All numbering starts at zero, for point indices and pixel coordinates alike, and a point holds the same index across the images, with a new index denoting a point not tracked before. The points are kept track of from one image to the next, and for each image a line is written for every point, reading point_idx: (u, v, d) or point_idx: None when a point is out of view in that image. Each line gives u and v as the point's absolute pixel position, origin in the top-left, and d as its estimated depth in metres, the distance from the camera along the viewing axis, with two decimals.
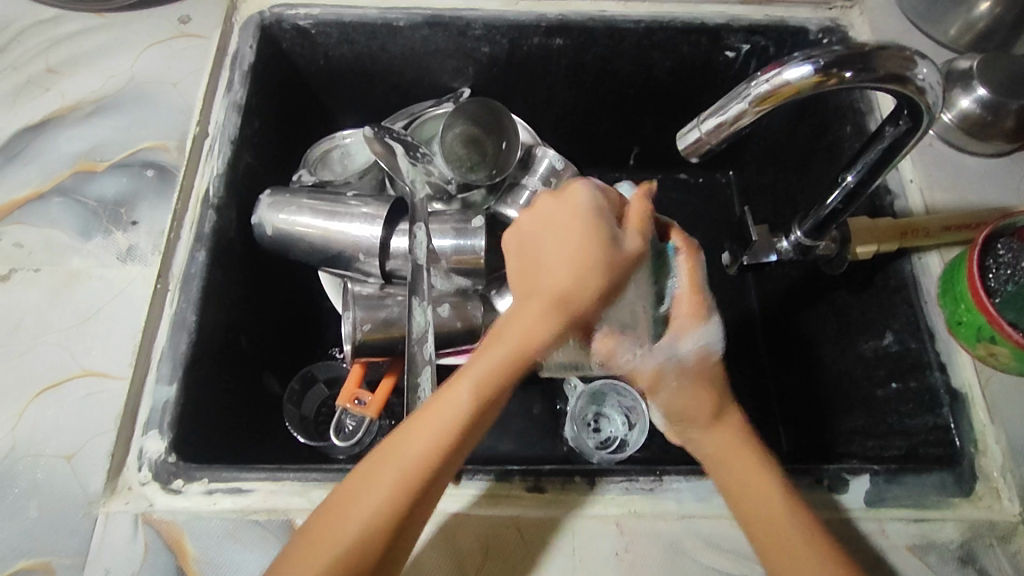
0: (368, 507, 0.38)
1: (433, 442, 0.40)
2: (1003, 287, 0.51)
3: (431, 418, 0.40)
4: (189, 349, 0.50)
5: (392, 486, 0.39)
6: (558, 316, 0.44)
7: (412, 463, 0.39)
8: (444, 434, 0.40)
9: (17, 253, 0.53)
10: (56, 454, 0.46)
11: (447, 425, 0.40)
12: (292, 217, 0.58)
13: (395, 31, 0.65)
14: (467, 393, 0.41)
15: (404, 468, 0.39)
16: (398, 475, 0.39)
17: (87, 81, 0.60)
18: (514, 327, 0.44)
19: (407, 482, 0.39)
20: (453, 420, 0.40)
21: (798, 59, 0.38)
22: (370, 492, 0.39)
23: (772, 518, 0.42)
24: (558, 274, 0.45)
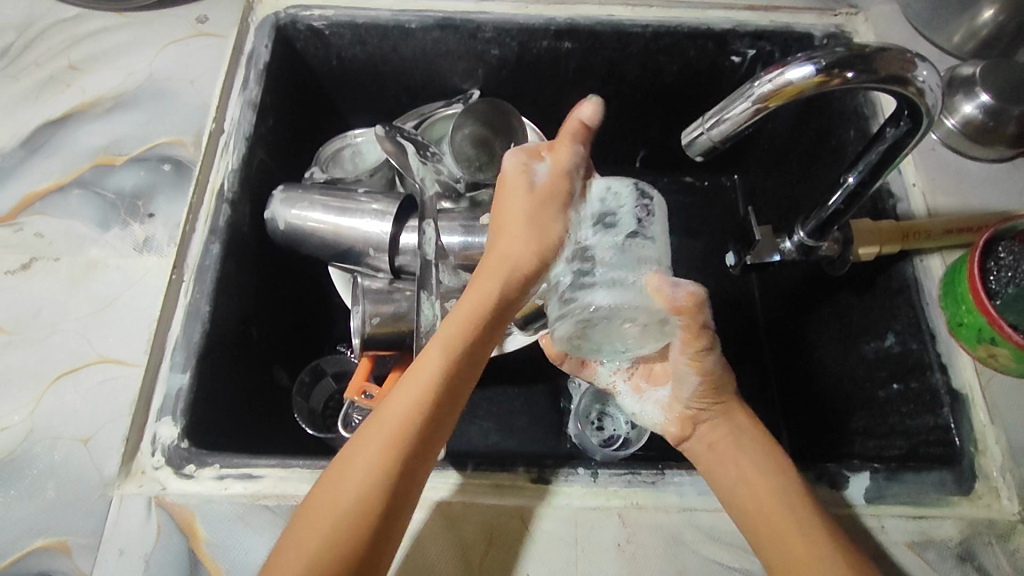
0: (361, 462, 0.40)
1: (418, 391, 0.42)
2: (1004, 289, 0.51)
3: (413, 376, 0.43)
4: (203, 339, 0.51)
5: (384, 438, 0.41)
6: (509, 272, 0.47)
7: (394, 420, 0.41)
8: (425, 390, 0.42)
9: (37, 243, 0.54)
10: (73, 437, 0.47)
11: (430, 374, 0.43)
12: (304, 213, 0.59)
13: (406, 33, 0.66)
14: (439, 352, 0.44)
15: (391, 424, 0.41)
16: (393, 426, 0.41)
17: (107, 78, 0.62)
18: (470, 294, 0.47)
19: (392, 437, 0.41)
20: (426, 387, 0.42)
21: (800, 59, 0.39)
22: (358, 452, 0.41)
23: (772, 515, 0.44)
24: (514, 245, 0.48)
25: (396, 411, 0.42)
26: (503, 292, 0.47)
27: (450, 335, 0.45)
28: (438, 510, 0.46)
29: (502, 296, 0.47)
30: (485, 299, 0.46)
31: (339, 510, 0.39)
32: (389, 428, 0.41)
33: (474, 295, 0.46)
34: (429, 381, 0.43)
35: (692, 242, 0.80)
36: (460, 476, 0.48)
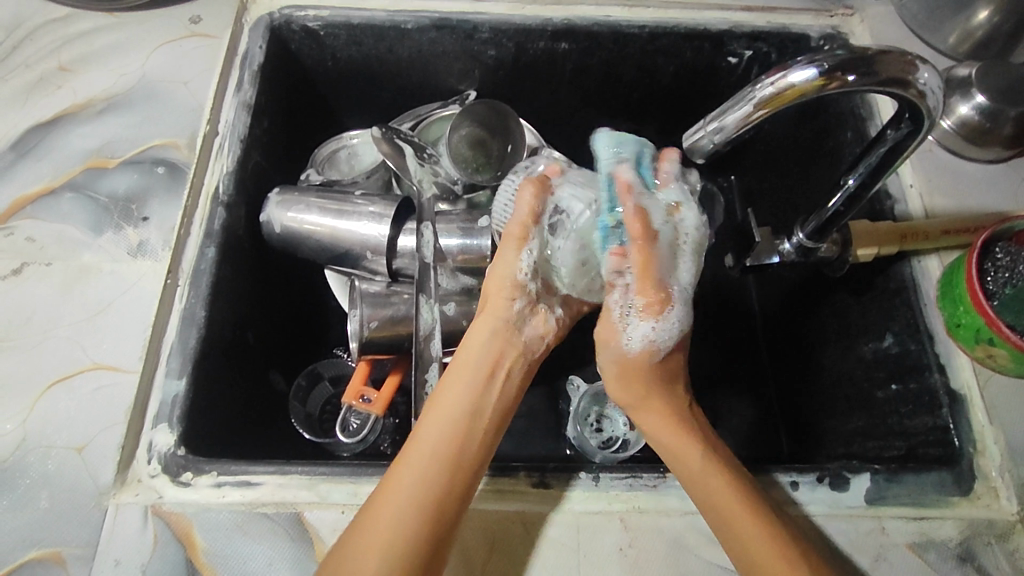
0: (380, 539, 0.41)
1: (425, 465, 0.44)
2: (1001, 290, 0.51)
3: (414, 456, 0.45)
4: (199, 344, 0.51)
5: (384, 518, 0.42)
6: (498, 344, 0.50)
7: (410, 500, 0.43)
8: (436, 469, 0.44)
9: (28, 248, 0.53)
10: (66, 445, 0.46)
11: (431, 451, 0.45)
12: (300, 216, 0.59)
13: (403, 33, 0.65)
14: (432, 430, 0.46)
15: (406, 501, 0.43)
16: (402, 509, 0.42)
17: (98, 79, 0.61)
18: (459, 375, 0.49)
19: (413, 514, 0.42)
20: (428, 457, 0.45)
21: (802, 62, 0.39)
22: (379, 520, 0.42)
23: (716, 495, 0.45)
24: (497, 294, 0.50)
25: (405, 489, 0.43)
26: (500, 352, 0.50)
27: (439, 419, 0.47)
28: None
29: (502, 354, 0.50)
30: (472, 375, 0.49)
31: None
32: (402, 507, 0.42)
33: (453, 374, 0.49)
34: (439, 460, 0.45)
35: None
36: None
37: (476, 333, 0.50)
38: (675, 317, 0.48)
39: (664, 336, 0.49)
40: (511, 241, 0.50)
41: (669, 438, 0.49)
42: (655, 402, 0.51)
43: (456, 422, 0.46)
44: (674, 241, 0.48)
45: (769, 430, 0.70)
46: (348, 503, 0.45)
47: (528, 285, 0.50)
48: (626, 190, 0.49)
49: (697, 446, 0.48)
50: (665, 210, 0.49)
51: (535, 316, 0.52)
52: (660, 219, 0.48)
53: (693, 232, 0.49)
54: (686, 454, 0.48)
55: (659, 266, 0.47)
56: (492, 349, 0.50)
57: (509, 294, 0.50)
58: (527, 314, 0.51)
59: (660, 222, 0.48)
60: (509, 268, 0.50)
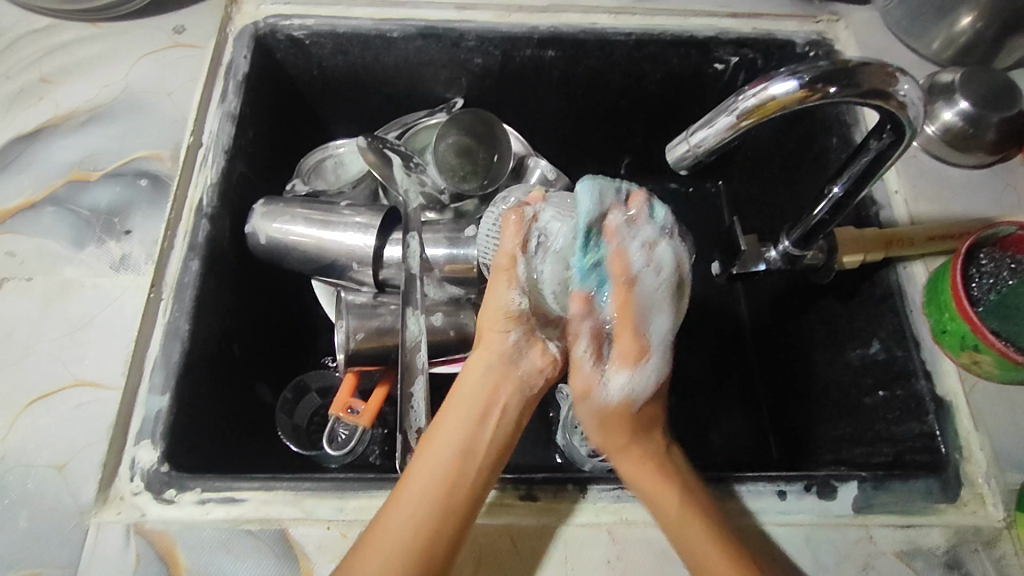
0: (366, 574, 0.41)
1: (413, 506, 0.43)
2: (985, 296, 0.52)
3: (404, 499, 0.44)
4: (183, 358, 0.50)
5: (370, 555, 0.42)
6: (491, 384, 0.48)
7: (404, 539, 0.42)
8: (429, 508, 0.43)
9: (9, 262, 0.53)
10: (48, 463, 0.46)
11: (409, 516, 0.43)
12: (286, 227, 0.58)
13: (389, 42, 0.65)
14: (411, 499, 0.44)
15: (396, 538, 0.42)
16: (392, 545, 0.42)
17: (81, 90, 0.61)
18: (446, 431, 0.47)
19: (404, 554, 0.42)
20: (407, 526, 0.43)
21: (783, 74, 0.39)
22: None
23: (712, 569, 0.43)
24: (492, 331, 0.49)
25: (395, 529, 0.43)
26: (496, 387, 0.48)
27: (434, 457, 0.46)
28: None
29: (498, 389, 0.48)
30: (467, 413, 0.47)
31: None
32: (393, 545, 0.42)
33: (446, 415, 0.48)
34: (427, 501, 0.44)
35: None
36: None
37: (468, 370, 0.49)
38: (652, 368, 0.47)
39: (641, 388, 0.47)
40: (500, 273, 0.48)
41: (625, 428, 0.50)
42: (635, 450, 0.49)
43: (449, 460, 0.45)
44: (657, 292, 0.45)
45: (759, 435, 0.70)
46: (333, 519, 0.45)
47: (525, 313, 0.48)
48: (611, 236, 0.44)
49: (673, 491, 0.46)
50: (643, 252, 0.44)
51: (534, 349, 0.49)
52: (641, 260, 0.44)
53: (674, 269, 0.45)
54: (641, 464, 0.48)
55: (637, 315, 0.45)
56: (485, 385, 0.48)
57: (504, 325, 0.48)
58: (526, 346, 0.49)
59: (642, 266, 0.44)
60: (501, 301, 0.48)
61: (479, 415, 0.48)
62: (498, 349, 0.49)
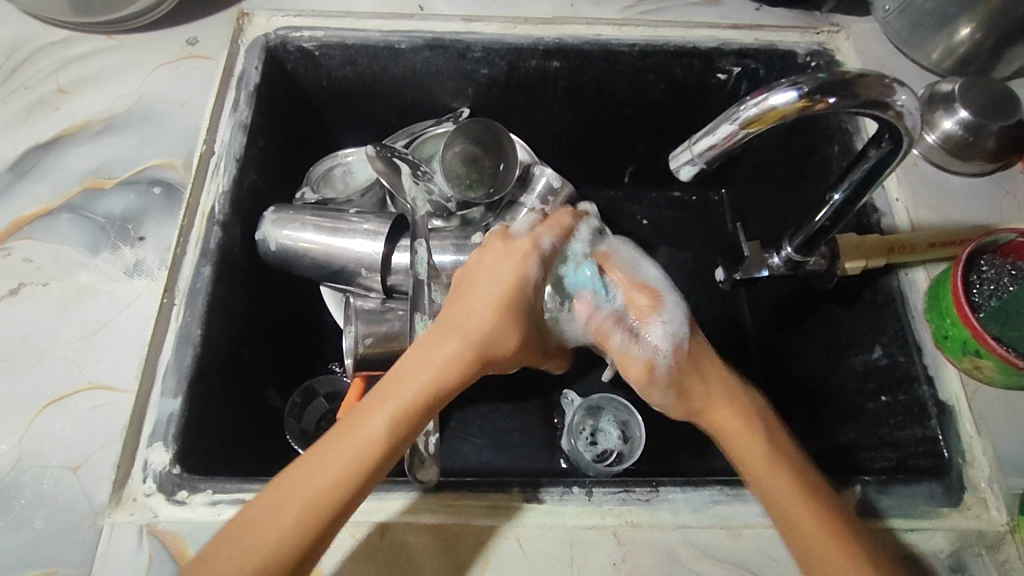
0: (301, 494, 0.37)
1: (338, 444, 0.39)
2: (986, 302, 0.53)
3: (328, 438, 0.39)
4: (194, 362, 0.51)
5: (279, 495, 0.38)
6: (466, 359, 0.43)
7: (321, 481, 0.38)
8: (359, 453, 0.38)
9: (26, 268, 0.54)
10: (63, 465, 0.47)
11: (361, 450, 0.38)
12: (295, 233, 0.59)
13: (397, 53, 0.66)
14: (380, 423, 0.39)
15: (313, 477, 0.38)
16: (333, 477, 0.38)
17: (96, 101, 0.62)
18: (415, 374, 0.41)
19: (314, 497, 0.37)
20: (361, 454, 0.38)
21: (783, 85, 0.40)
22: (295, 490, 0.37)
23: (791, 496, 0.42)
24: (467, 311, 0.44)
25: (343, 457, 0.38)
26: (453, 364, 0.42)
27: (368, 406, 0.40)
28: (435, 532, 0.46)
29: (457, 368, 0.42)
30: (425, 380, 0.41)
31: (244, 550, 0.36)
32: (308, 487, 0.37)
33: (388, 379, 0.42)
34: (353, 443, 0.39)
35: (681, 255, 0.81)
36: (454, 497, 0.47)
37: (430, 337, 0.44)
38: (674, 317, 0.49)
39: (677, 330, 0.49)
40: (526, 249, 0.47)
41: (735, 438, 0.45)
42: (707, 393, 0.47)
43: (410, 413, 0.40)
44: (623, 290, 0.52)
45: None
46: None
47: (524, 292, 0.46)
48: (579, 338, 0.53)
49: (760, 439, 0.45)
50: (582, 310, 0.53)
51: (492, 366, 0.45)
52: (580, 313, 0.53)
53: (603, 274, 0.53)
54: (745, 456, 0.44)
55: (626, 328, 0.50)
56: (442, 359, 0.42)
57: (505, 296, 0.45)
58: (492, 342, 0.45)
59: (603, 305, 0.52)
60: (518, 267, 0.46)
61: (428, 388, 0.41)
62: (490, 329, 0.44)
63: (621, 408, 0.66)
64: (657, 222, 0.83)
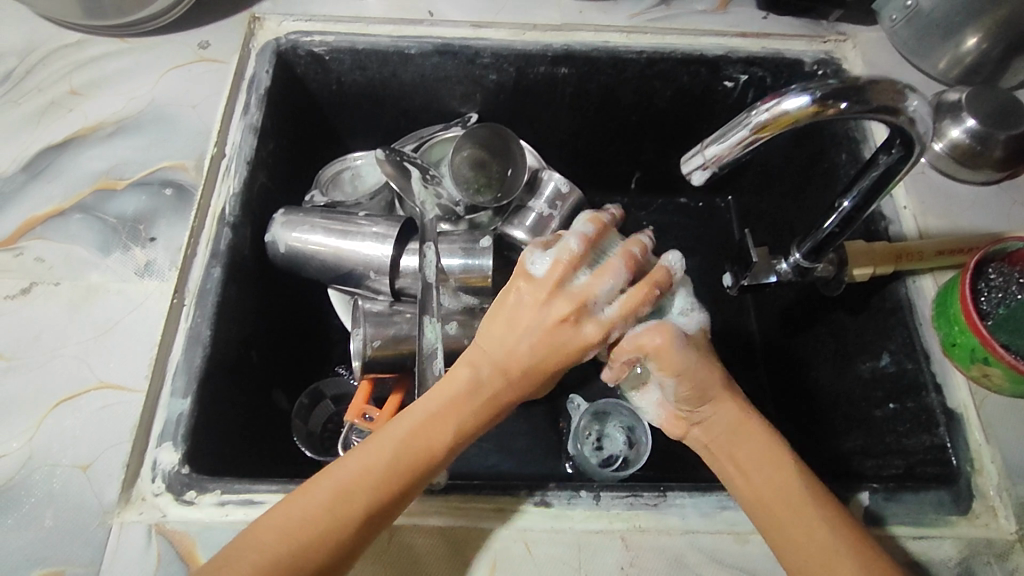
0: (329, 489, 0.41)
1: (395, 450, 0.43)
2: (995, 310, 0.53)
3: (380, 448, 0.43)
4: (203, 363, 0.51)
5: (339, 488, 0.41)
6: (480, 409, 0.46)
7: (375, 478, 0.41)
8: (387, 467, 0.42)
9: (37, 268, 0.54)
10: (72, 464, 0.47)
11: (374, 472, 0.42)
12: (305, 236, 0.60)
13: (406, 58, 0.67)
14: (438, 432, 0.44)
15: (359, 472, 0.41)
16: (358, 478, 0.41)
17: (108, 103, 0.62)
18: (443, 401, 0.45)
19: (369, 491, 0.41)
20: (375, 475, 0.42)
21: (795, 91, 0.40)
22: (332, 479, 0.41)
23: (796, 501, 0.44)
24: (511, 344, 0.47)
25: (366, 467, 0.42)
26: (497, 399, 0.46)
27: (424, 422, 0.44)
28: (443, 534, 0.46)
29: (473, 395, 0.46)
30: (447, 418, 0.45)
31: (303, 524, 0.40)
32: (368, 483, 0.41)
33: (437, 405, 0.45)
34: (408, 455, 0.43)
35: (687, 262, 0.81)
36: (461, 500, 0.47)
37: (466, 360, 0.47)
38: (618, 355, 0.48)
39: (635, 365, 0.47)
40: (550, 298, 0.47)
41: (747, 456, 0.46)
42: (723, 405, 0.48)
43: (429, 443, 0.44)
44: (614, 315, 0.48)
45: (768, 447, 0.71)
46: None
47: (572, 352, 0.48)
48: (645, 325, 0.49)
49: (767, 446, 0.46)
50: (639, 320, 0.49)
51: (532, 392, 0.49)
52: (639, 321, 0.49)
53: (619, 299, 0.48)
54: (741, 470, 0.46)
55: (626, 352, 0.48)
56: (492, 389, 0.46)
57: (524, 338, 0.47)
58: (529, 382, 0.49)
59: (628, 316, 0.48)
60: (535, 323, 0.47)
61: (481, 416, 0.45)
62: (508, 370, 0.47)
63: (625, 413, 0.66)
64: (663, 228, 0.83)
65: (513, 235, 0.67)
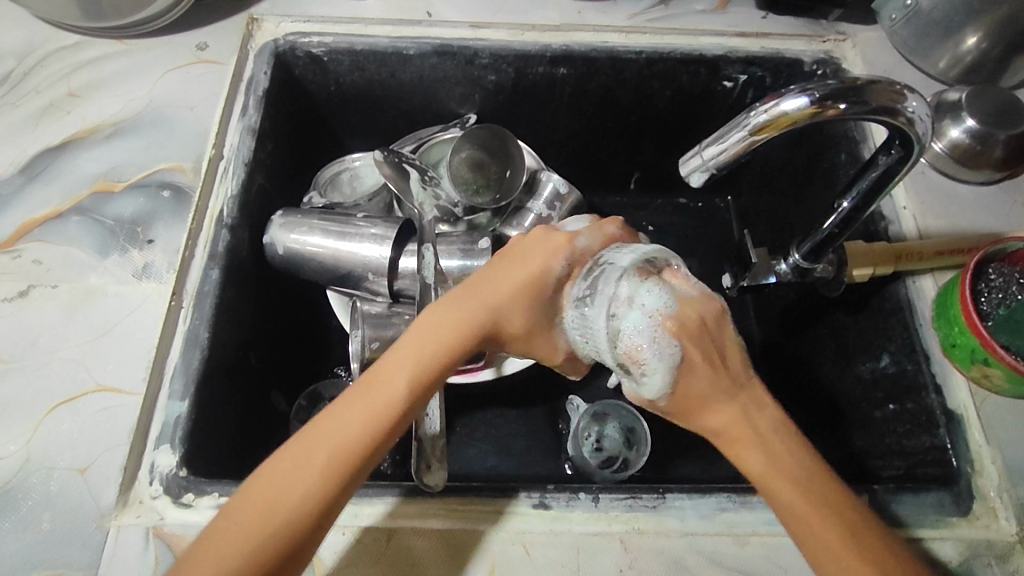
0: (300, 467, 0.37)
1: (365, 408, 0.38)
2: (995, 311, 0.53)
3: (343, 408, 0.38)
4: (201, 365, 0.51)
5: (310, 462, 0.37)
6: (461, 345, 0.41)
7: (332, 442, 0.37)
8: (369, 428, 0.38)
9: (35, 270, 0.54)
10: (69, 467, 0.47)
11: (343, 441, 0.37)
12: (303, 238, 0.60)
13: (405, 59, 0.67)
14: (403, 382, 0.39)
15: (331, 446, 0.37)
16: (328, 449, 0.37)
17: (106, 105, 0.62)
18: (422, 342, 0.41)
19: (333, 470, 0.37)
20: (346, 448, 0.37)
21: (794, 91, 0.40)
22: (301, 446, 0.37)
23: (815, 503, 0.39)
24: (481, 280, 0.44)
25: (338, 431, 0.38)
26: (465, 327, 0.42)
27: (391, 373, 0.39)
28: (442, 537, 0.46)
29: (462, 333, 0.42)
30: (424, 364, 0.40)
31: (270, 505, 0.36)
32: (330, 441, 0.37)
33: (416, 350, 0.40)
34: (378, 411, 0.38)
35: (686, 262, 0.81)
36: (460, 501, 0.47)
37: (452, 300, 0.43)
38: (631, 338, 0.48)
39: None
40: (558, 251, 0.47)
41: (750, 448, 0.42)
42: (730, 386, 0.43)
43: (406, 393, 0.39)
44: None
45: None
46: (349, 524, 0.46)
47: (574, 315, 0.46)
48: None
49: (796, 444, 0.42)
50: None
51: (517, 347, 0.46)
52: None
53: None
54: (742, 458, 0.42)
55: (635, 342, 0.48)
56: (456, 321, 0.42)
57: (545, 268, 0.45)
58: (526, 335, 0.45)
59: None
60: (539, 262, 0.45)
61: (444, 342, 0.41)
62: (495, 316, 0.43)
63: (625, 412, 0.66)
64: (663, 228, 0.83)
65: (513, 236, 0.67)
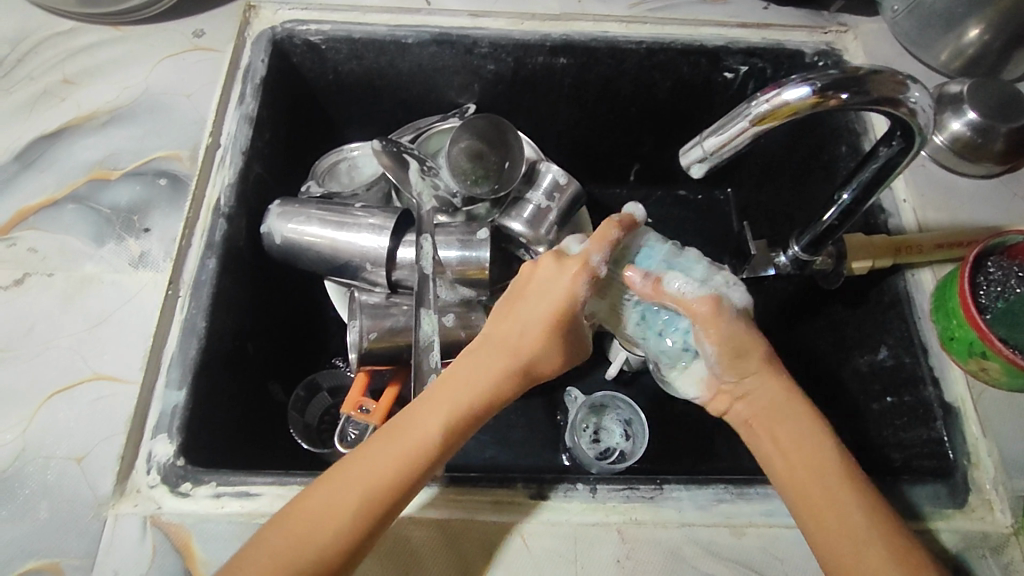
0: (346, 488, 0.41)
1: (408, 437, 0.43)
2: (993, 303, 0.52)
3: (383, 438, 0.43)
4: (199, 354, 0.51)
5: (357, 479, 0.41)
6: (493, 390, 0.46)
7: (381, 472, 0.41)
8: (408, 452, 0.42)
9: (30, 258, 0.54)
10: (67, 455, 0.46)
11: (382, 465, 0.42)
12: (300, 227, 0.59)
13: (403, 48, 0.66)
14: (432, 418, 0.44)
15: (372, 472, 0.41)
16: (369, 473, 0.41)
17: (102, 92, 0.62)
18: (455, 383, 0.46)
19: (378, 488, 0.41)
20: (387, 466, 0.41)
21: (796, 81, 0.40)
22: (347, 470, 0.41)
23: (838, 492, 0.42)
24: (510, 329, 0.48)
25: (376, 458, 0.42)
26: (500, 376, 0.46)
27: (428, 409, 0.44)
28: (439, 527, 0.46)
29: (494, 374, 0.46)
30: (457, 401, 0.45)
31: (325, 515, 0.40)
32: (366, 476, 0.41)
33: (449, 387, 0.45)
34: (410, 447, 0.42)
35: None
36: (456, 492, 0.47)
37: (478, 350, 0.48)
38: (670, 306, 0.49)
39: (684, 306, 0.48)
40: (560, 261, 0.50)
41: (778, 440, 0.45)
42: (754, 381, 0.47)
43: (442, 428, 0.44)
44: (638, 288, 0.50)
45: None
46: None
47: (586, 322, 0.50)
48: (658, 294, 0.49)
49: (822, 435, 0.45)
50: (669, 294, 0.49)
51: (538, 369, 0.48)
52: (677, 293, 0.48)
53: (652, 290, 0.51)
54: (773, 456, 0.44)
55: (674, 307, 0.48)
56: (491, 375, 0.46)
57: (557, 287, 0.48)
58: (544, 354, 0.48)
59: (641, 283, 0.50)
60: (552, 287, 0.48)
61: (482, 390, 0.46)
62: (520, 357, 0.47)
63: (625, 407, 0.67)
64: (662, 220, 0.83)
65: (511, 227, 0.66)
